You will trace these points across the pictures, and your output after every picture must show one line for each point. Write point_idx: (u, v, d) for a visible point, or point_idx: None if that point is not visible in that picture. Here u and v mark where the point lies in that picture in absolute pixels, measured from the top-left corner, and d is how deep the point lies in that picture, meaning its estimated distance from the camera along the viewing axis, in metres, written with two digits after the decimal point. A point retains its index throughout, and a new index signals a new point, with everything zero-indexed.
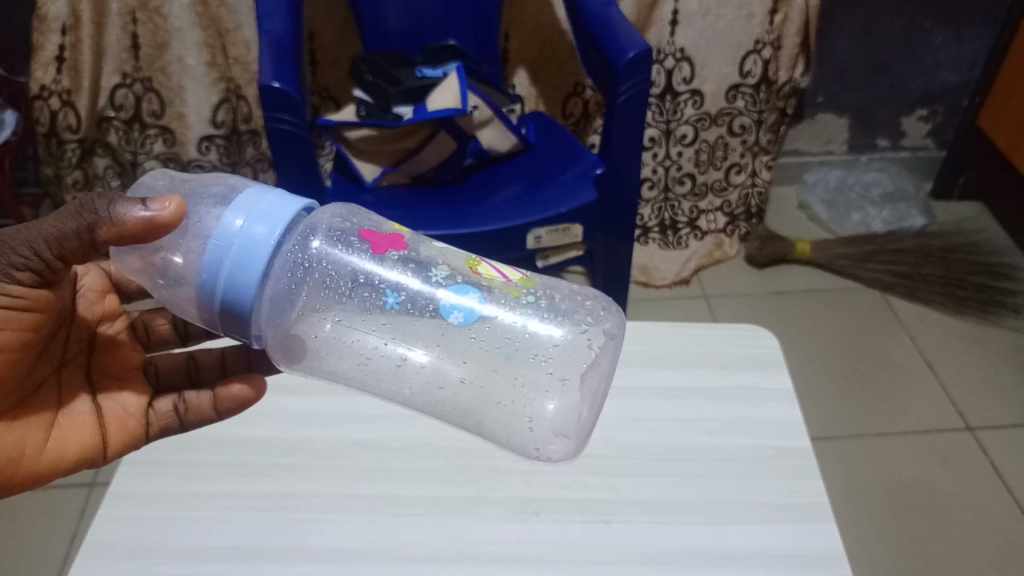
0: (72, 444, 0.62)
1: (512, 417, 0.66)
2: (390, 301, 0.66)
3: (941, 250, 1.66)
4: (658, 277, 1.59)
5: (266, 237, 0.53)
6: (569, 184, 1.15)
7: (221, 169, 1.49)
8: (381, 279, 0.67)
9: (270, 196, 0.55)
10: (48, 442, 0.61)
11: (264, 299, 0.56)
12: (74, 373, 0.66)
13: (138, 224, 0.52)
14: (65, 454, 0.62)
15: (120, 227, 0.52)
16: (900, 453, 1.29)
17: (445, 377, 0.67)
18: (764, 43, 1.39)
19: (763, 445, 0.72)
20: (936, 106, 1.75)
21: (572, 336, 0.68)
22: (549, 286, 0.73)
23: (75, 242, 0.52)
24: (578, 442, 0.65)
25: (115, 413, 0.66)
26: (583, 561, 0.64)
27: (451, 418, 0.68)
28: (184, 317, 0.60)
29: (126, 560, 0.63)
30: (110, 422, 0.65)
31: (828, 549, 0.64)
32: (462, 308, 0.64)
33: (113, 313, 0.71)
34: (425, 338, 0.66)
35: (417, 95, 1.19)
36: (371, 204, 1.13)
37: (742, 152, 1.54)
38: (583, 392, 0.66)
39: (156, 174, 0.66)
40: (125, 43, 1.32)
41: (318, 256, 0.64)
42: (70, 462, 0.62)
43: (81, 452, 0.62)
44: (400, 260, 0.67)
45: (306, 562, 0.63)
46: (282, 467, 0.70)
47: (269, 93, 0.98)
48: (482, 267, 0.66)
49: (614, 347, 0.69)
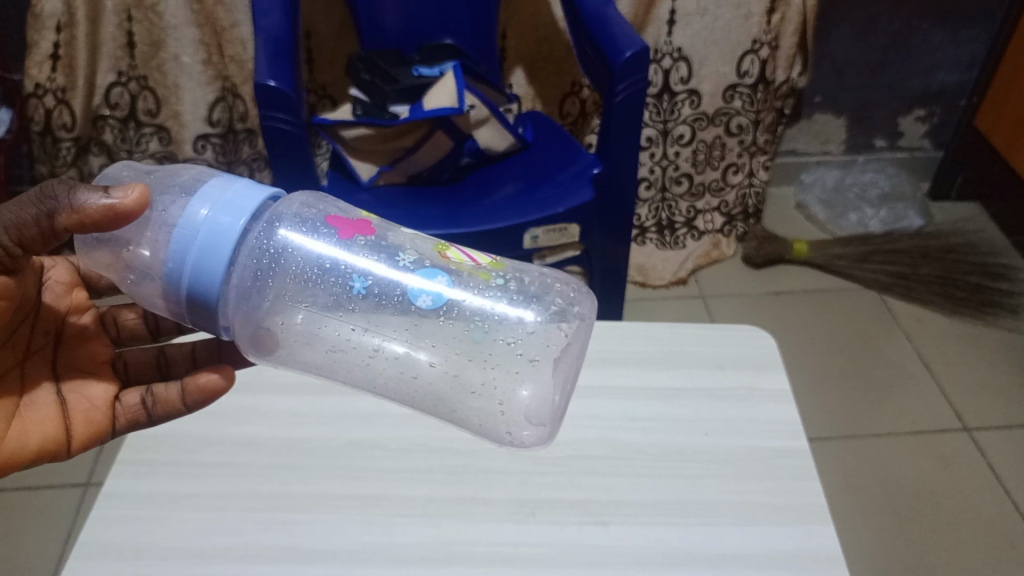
0: (35, 433, 0.61)
1: (484, 403, 0.67)
2: (359, 287, 0.65)
3: (939, 250, 1.66)
4: (655, 277, 1.59)
5: (231, 225, 0.53)
6: (566, 184, 1.14)
7: (217, 168, 1.48)
8: (348, 265, 0.66)
9: (236, 185, 0.55)
10: (10, 431, 0.60)
11: (231, 286, 0.56)
12: (38, 365, 0.65)
13: (100, 212, 0.52)
14: (28, 443, 0.60)
15: (82, 214, 0.51)
16: (898, 453, 1.29)
17: (417, 364, 0.67)
18: (761, 43, 1.39)
19: (761, 446, 0.72)
20: (934, 106, 1.74)
21: (544, 320, 0.68)
22: (517, 270, 0.73)
23: (34, 229, 0.52)
24: (553, 428, 0.65)
25: (80, 405, 0.65)
26: (579, 562, 0.63)
27: (420, 402, 0.68)
28: (154, 310, 0.60)
29: (119, 560, 0.62)
30: (75, 414, 0.64)
31: (826, 550, 0.63)
32: (430, 293, 0.65)
33: (81, 307, 0.71)
34: (396, 324, 0.66)
35: (413, 95, 1.19)
36: (367, 203, 1.13)
37: (740, 152, 1.54)
38: (556, 375, 0.67)
39: (121, 165, 0.66)
40: (121, 41, 1.32)
41: (284, 244, 0.63)
42: (32, 452, 0.60)
43: (46, 442, 0.61)
44: (368, 246, 0.66)
45: (300, 563, 0.63)
46: (277, 467, 0.69)
47: (265, 91, 0.97)
48: (451, 252, 0.66)
49: (585, 329, 0.68)
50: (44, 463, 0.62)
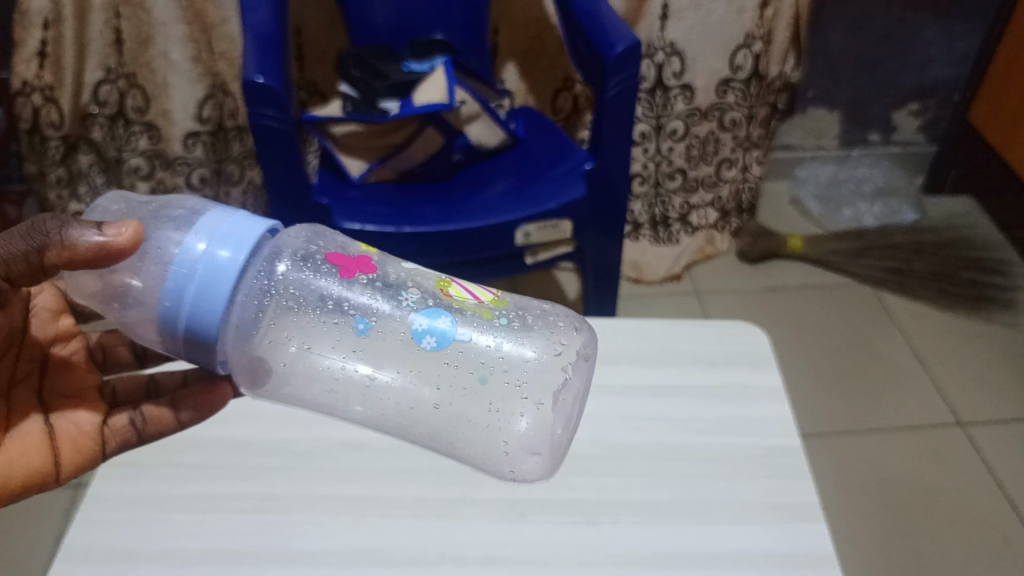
0: (20, 465, 0.62)
1: (487, 439, 0.69)
2: (361, 327, 0.68)
3: (933, 244, 1.66)
4: (649, 274, 1.58)
5: (230, 262, 0.53)
6: (558, 180, 1.13)
7: (208, 167, 1.46)
8: (351, 304, 0.68)
9: (232, 218, 0.55)
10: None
11: (230, 322, 0.56)
12: (24, 394, 0.67)
13: (91, 249, 0.53)
14: (15, 477, 0.62)
15: (73, 250, 0.53)
16: (890, 449, 1.28)
17: (419, 400, 0.69)
18: (754, 38, 1.39)
19: (754, 444, 0.71)
20: (928, 100, 1.74)
21: (545, 359, 0.71)
22: (521, 307, 0.75)
23: (22, 264, 0.53)
24: (553, 458, 0.68)
25: (68, 432, 0.66)
26: (569, 563, 0.63)
27: (423, 440, 0.70)
28: (144, 340, 0.60)
29: (105, 563, 0.61)
30: (63, 441, 0.65)
31: (818, 549, 0.63)
32: (435, 333, 0.65)
33: (67, 333, 0.72)
34: (397, 362, 0.68)
35: (403, 89, 1.17)
36: (358, 201, 1.12)
37: (733, 147, 1.53)
38: (556, 412, 0.69)
39: (112, 196, 0.67)
40: (109, 38, 1.31)
41: (285, 281, 0.66)
42: (18, 482, 0.62)
43: (35, 472, 0.63)
44: (370, 285, 0.69)
45: (288, 565, 0.62)
46: (266, 468, 0.69)
47: (252, 88, 0.96)
48: (453, 290, 0.67)
49: (586, 367, 0.73)
50: (33, 493, 0.64)
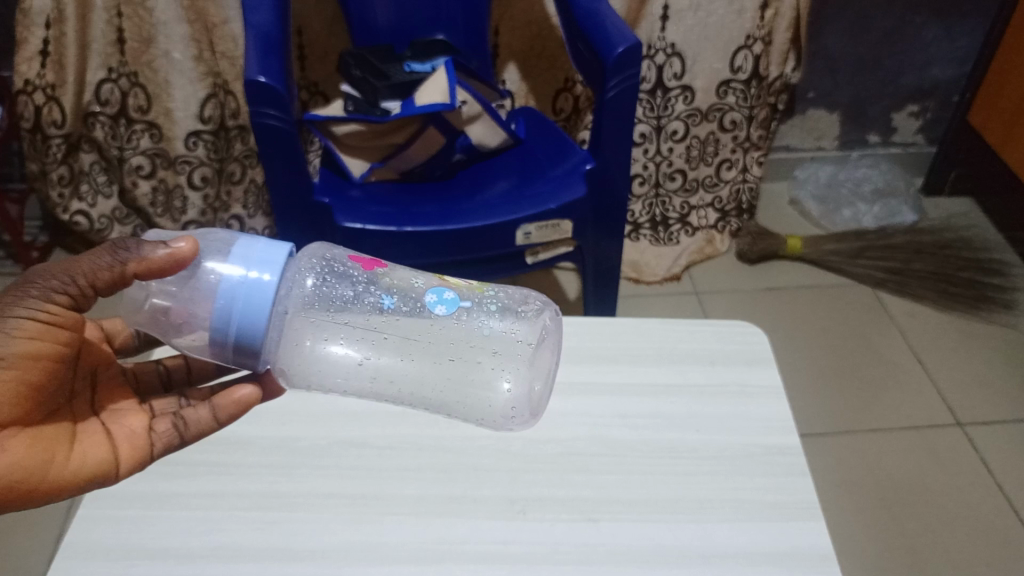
0: (89, 457, 0.60)
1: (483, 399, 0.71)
2: (389, 303, 0.69)
3: (933, 245, 1.66)
4: (649, 273, 1.58)
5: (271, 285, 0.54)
6: (558, 180, 1.13)
7: (210, 166, 1.46)
8: (369, 299, 0.68)
9: (261, 243, 0.56)
10: (58, 455, 0.58)
11: (272, 335, 0.57)
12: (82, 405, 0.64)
13: (166, 259, 0.55)
14: (76, 470, 0.59)
15: (149, 261, 0.55)
16: (888, 448, 1.29)
17: (425, 375, 0.70)
18: (754, 39, 1.39)
19: (753, 443, 0.71)
20: (927, 102, 1.74)
21: (525, 321, 0.73)
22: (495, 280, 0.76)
23: (101, 278, 0.55)
24: (534, 414, 0.72)
25: (125, 433, 0.63)
26: (569, 561, 0.63)
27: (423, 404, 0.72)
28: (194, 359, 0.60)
29: (106, 560, 0.62)
30: (121, 440, 0.62)
31: (816, 548, 0.64)
32: (444, 302, 0.65)
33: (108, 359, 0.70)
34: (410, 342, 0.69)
35: (403, 90, 1.18)
36: (360, 200, 1.12)
37: (734, 147, 1.54)
38: (536, 369, 0.73)
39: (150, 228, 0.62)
40: (111, 37, 1.31)
41: (311, 290, 0.65)
42: (87, 474, 0.59)
43: (95, 467, 0.60)
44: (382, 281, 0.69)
45: (288, 562, 0.62)
46: (267, 466, 0.69)
47: (255, 88, 0.96)
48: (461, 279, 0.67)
49: (554, 318, 0.76)
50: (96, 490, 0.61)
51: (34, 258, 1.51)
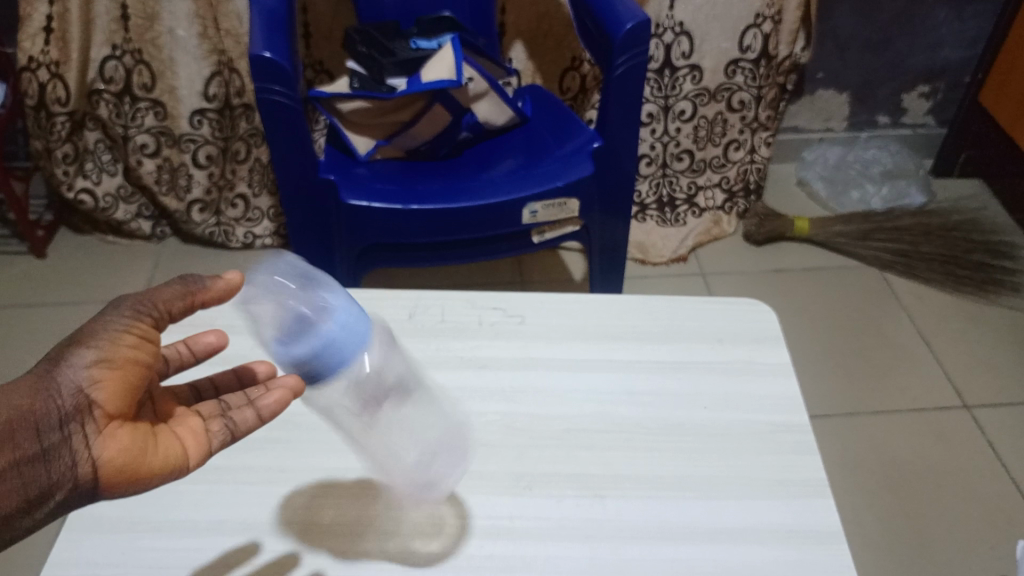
0: (171, 448, 0.53)
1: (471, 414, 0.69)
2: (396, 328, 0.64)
3: (940, 227, 1.61)
4: (655, 254, 1.58)
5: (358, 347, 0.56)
6: (566, 158, 1.13)
7: (214, 144, 1.46)
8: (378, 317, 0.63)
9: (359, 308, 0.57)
10: (151, 440, 0.53)
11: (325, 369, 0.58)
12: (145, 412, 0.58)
13: (235, 280, 0.58)
14: (163, 459, 0.53)
15: (222, 280, 0.57)
16: (893, 430, 1.29)
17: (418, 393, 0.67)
18: (764, 18, 1.37)
19: (760, 420, 0.71)
20: (938, 83, 1.73)
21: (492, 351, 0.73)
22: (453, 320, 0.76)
23: (178, 302, 0.55)
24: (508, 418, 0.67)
25: (191, 426, 0.56)
26: (575, 536, 0.63)
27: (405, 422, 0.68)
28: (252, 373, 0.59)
29: (113, 533, 0.62)
30: (187, 431, 0.55)
31: (823, 525, 0.63)
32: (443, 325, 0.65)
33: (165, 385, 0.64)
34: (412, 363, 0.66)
35: (410, 67, 1.16)
36: (366, 178, 1.11)
37: (742, 127, 1.53)
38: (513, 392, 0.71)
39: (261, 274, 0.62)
40: (115, 14, 1.31)
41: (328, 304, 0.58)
42: (170, 466, 0.53)
43: (176, 458, 0.53)
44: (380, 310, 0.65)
45: (294, 535, 0.62)
46: (271, 441, 0.69)
47: (260, 63, 0.95)
48: None
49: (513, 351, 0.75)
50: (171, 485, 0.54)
51: (40, 236, 1.52)
